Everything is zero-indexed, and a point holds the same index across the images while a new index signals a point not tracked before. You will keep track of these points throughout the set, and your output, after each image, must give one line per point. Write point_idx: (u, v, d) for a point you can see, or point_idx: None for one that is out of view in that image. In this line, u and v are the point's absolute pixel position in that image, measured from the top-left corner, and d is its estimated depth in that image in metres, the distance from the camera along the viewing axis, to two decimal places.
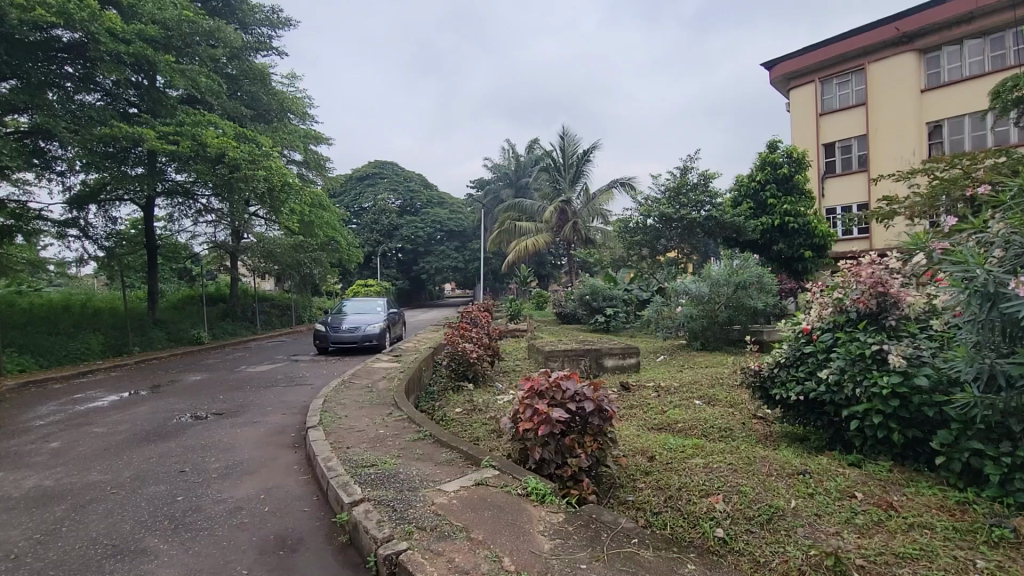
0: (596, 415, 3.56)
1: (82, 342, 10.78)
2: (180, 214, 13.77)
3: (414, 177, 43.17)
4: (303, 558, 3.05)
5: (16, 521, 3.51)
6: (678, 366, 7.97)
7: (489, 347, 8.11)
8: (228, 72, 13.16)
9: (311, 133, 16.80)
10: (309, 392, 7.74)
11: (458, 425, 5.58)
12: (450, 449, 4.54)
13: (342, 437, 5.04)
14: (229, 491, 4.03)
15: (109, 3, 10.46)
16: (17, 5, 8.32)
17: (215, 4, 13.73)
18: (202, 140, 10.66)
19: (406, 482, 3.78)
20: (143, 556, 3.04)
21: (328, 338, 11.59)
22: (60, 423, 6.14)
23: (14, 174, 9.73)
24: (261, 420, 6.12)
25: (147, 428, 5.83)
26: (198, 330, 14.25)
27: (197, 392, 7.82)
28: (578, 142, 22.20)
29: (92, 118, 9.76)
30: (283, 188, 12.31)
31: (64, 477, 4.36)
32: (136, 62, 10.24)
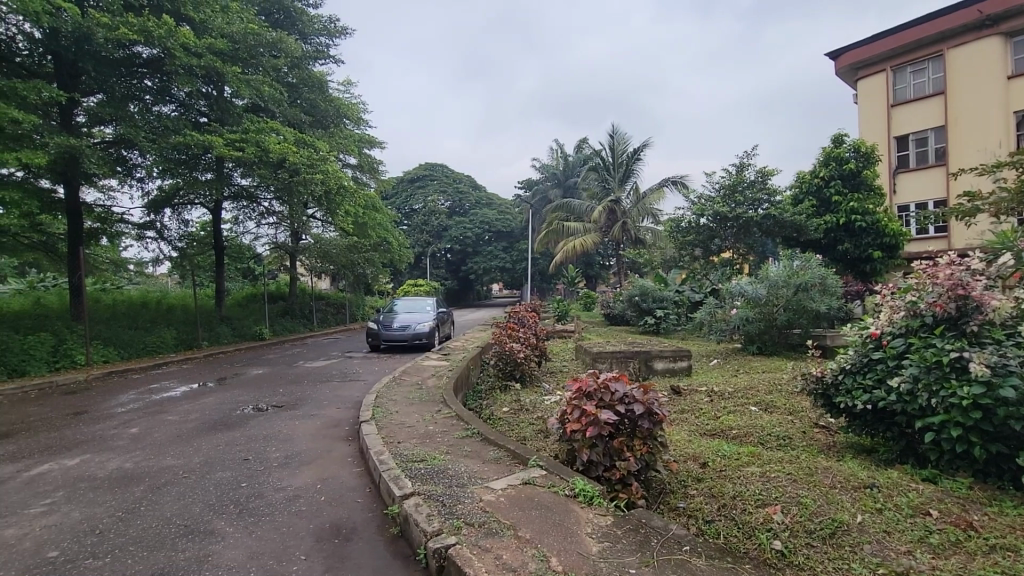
0: (646, 418, 3.49)
1: (159, 335, 11.62)
2: (245, 216, 14.54)
3: (462, 178, 43.75)
4: (357, 548, 3.15)
5: (101, 499, 3.81)
6: (732, 370, 7.68)
7: (537, 347, 8.11)
8: (288, 80, 13.77)
9: (366, 137, 17.35)
10: (362, 387, 7.99)
11: (505, 424, 5.60)
12: (498, 448, 4.57)
13: (393, 431, 5.19)
14: (288, 480, 4.22)
15: (183, 19, 11.14)
16: (105, 26, 9.05)
17: (277, 17, 14.45)
18: (265, 146, 11.25)
19: (455, 478, 3.84)
20: (211, 537, 3.24)
21: (379, 335, 11.93)
22: (139, 411, 6.63)
23: (101, 181, 10.59)
24: (317, 414, 6.38)
25: (214, 418, 6.20)
26: (260, 327, 15.03)
27: (259, 385, 8.26)
28: (627, 140, 21.84)
29: (168, 128, 10.47)
30: (339, 190, 12.77)
31: (142, 460, 4.70)
32: (207, 75, 10.90)
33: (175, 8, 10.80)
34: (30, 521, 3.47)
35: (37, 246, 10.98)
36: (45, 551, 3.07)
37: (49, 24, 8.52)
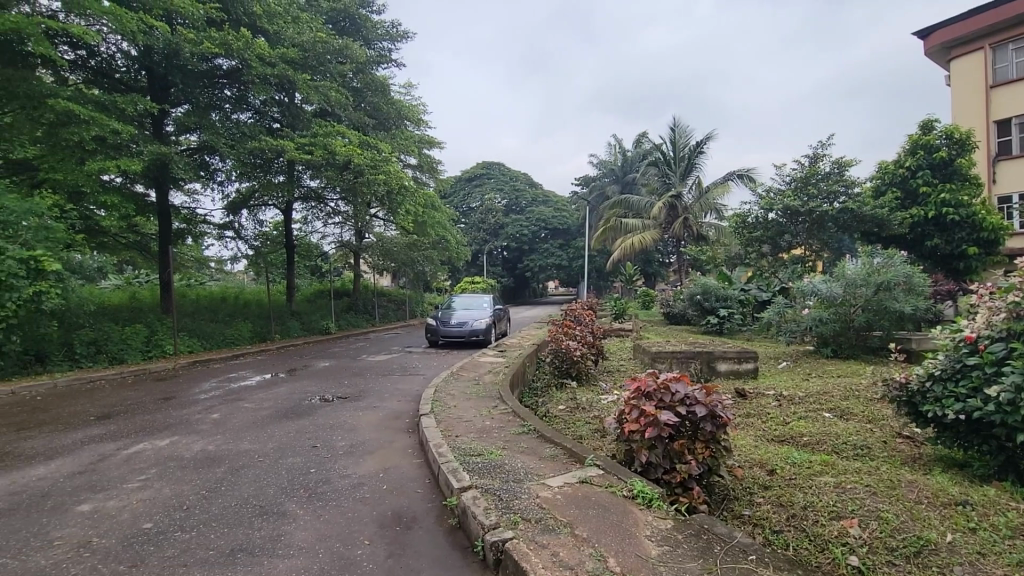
0: (709, 420, 3.37)
1: (236, 328, 12.47)
2: (313, 216, 15.28)
3: (519, 176, 43.93)
4: (417, 536, 3.25)
5: (188, 477, 4.15)
6: (803, 373, 7.26)
7: (593, 346, 8.02)
8: (353, 85, 14.34)
9: (426, 137, 17.76)
10: (421, 382, 8.21)
11: (562, 422, 5.58)
12: (554, 445, 4.56)
13: (452, 425, 5.30)
14: (352, 468, 4.41)
15: (259, 32, 11.87)
16: (191, 42, 9.76)
17: (344, 25, 15.07)
18: (333, 149, 11.79)
19: (511, 473, 3.87)
20: (284, 518, 3.45)
21: (438, 332, 12.18)
22: (219, 397, 7.15)
23: (186, 185, 11.44)
24: (379, 406, 6.62)
25: (286, 406, 6.59)
26: (327, 321, 15.78)
27: (326, 376, 8.69)
28: (689, 134, 21.22)
29: (245, 134, 11.18)
30: (400, 190, 13.13)
31: (222, 443, 5.07)
32: (280, 83, 11.56)
33: (252, 22, 11.51)
34: (128, 494, 3.82)
35: (132, 245, 12.05)
36: (142, 522, 3.37)
37: (144, 42, 9.30)
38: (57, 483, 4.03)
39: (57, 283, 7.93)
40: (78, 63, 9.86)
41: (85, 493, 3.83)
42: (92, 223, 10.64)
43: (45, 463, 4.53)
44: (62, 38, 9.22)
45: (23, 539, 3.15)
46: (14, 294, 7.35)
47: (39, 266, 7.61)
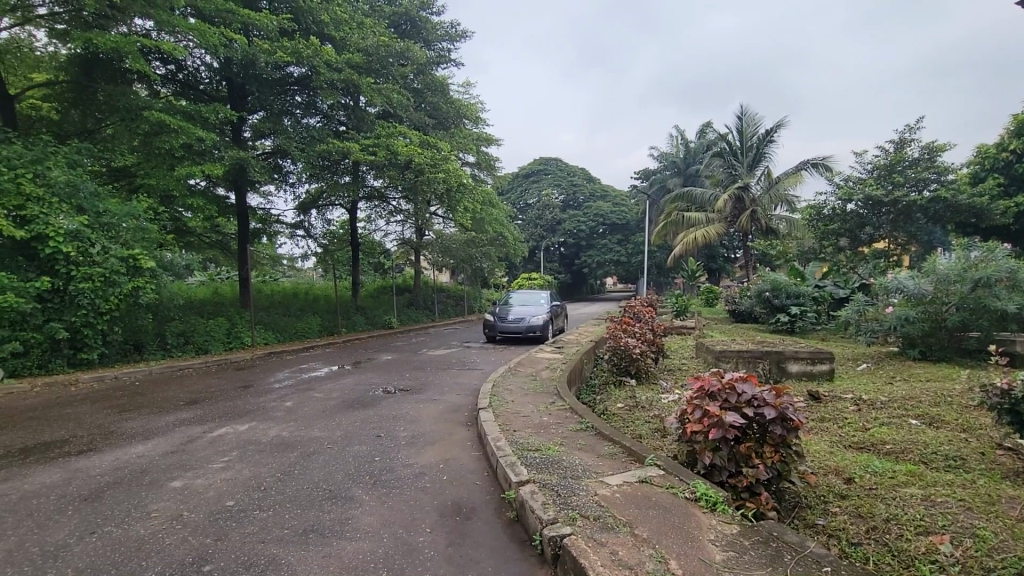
0: (779, 423, 3.20)
1: (307, 322, 13.18)
2: (376, 215, 15.86)
3: (577, 170, 43.49)
4: (477, 527, 3.30)
5: (266, 461, 4.44)
6: (885, 376, 6.74)
7: (654, 343, 7.82)
8: (414, 86, 14.70)
9: (483, 135, 17.93)
10: (480, 376, 8.35)
11: (620, 421, 5.48)
12: (612, 444, 4.49)
13: (510, 420, 5.35)
14: (414, 457, 4.55)
15: (326, 39, 12.44)
16: (266, 52, 10.34)
17: (405, 28, 15.51)
18: (394, 150, 12.13)
19: (569, 470, 3.85)
20: (351, 502, 3.61)
21: (495, 327, 12.31)
22: (292, 387, 7.60)
23: (262, 187, 12.18)
24: (439, 398, 6.79)
25: (352, 397, 6.90)
26: (389, 316, 16.37)
27: (389, 369, 9.02)
28: (758, 121, 20.18)
29: (314, 137, 11.78)
30: (459, 188, 13.33)
31: (295, 430, 5.39)
32: (346, 87, 12.04)
33: (320, 29, 12.09)
34: (212, 474, 4.13)
35: (215, 244, 12.99)
36: (225, 500, 3.64)
37: (225, 53, 9.96)
38: (153, 461, 4.44)
39: (152, 278, 8.70)
40: (168, 77, 10.73)
41: (176, 471, 4.19)
42: (180, 224, 11.56)
43: (143, 442, 4.99)
44: (154, 54, 10.07)
45: (126, 510, 3.48)
46: (116, 288, 8.12)
47: (137, 263, 8.37)
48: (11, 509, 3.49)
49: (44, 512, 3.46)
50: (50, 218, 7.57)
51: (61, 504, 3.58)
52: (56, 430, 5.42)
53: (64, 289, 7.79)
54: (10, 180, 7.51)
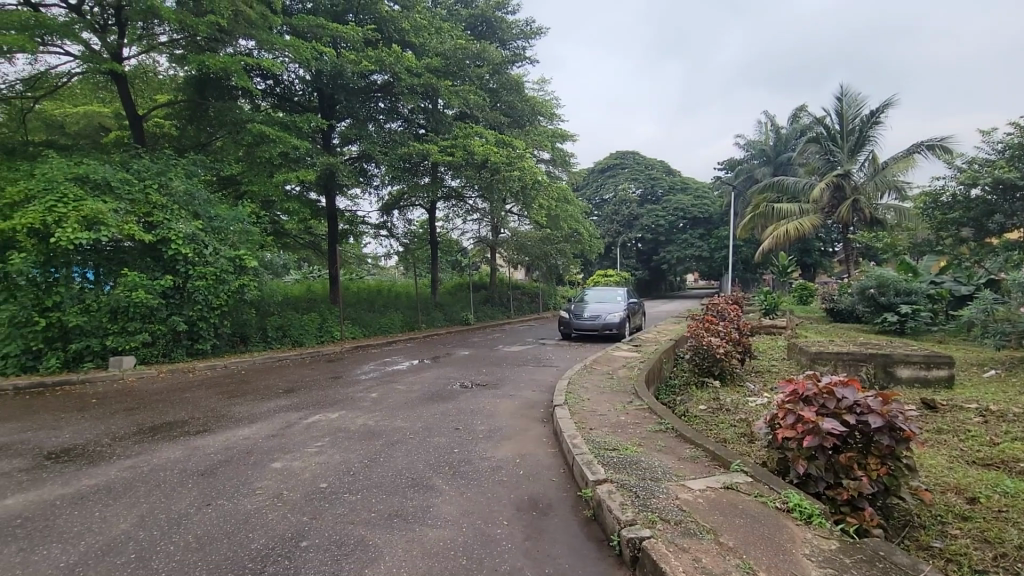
0: (886, 433, 2.92)
1: (390, 317, 13.87)
2: (454, 214, 16.28)
3: (656, 164, 42.09)
4: (554, 523, 3.30)
5: (354, 447, 4.71)
6: (1020, 386, 5.90)
7: (740, 343, 7.41)
8: (490, 86, 14.88)
9: (558, 131, 17.81)
10: (556, 373, 8.33)
11: (703, 423, 5.24)
12: (694, 446, 4.31)
13: (586, 418, 5.28)
14: (491, 451, 4.63)
15: (407, 46, 12.95)
16: (352, 62, 10.93)
17: (482, 29, 15.75)
18: (471, 149, 12.34)
19: (648, 471, 3.75)
20: (432, 491, 3.75)
21: (571, 325, 12.22)
22: (377, 379, 8.02)
23: (349, 190, 12.91)
24: (515, 394, 6.87)
25: (432, 390, 7.15)
26: (466, 313, 16.78)
27: (466, 364, 9.24)
28: (861, 102, 18.43)
29: (397, 141, 12.33)
30: (534, 185, 13.34)
31: (380, 419, 5.68)
32: (425, 91, 12.46)
33: (401, 37, 12.61)
34: (307, 457, 4.46)
35: (308, 244, 13.95)
36: (319, 481, 3.92)
37: (316, 66, 10.65)
38: (257, 442, 4.87)
39: (254, 277, 9.54)
40: (267, 91, 11.72)
41: (277, 453, 4.57)
42: (278, 227, 12.55)
43: (249, 425, 5.49)
44: (256, 71, 11.04)
45: (236, 486, 3.85)
46: (225, 286, 9.02)
47: (243, 263, 9.21)
48: (143, 479, 3.98)
49: (168, 484, 3.90)
50: (171, 223, 8.47)
51: (183, 477, 4.02)
52: (178, 411, 6.10)
53: (183, 287, 8.74)
54: (139, 190, 8.52)
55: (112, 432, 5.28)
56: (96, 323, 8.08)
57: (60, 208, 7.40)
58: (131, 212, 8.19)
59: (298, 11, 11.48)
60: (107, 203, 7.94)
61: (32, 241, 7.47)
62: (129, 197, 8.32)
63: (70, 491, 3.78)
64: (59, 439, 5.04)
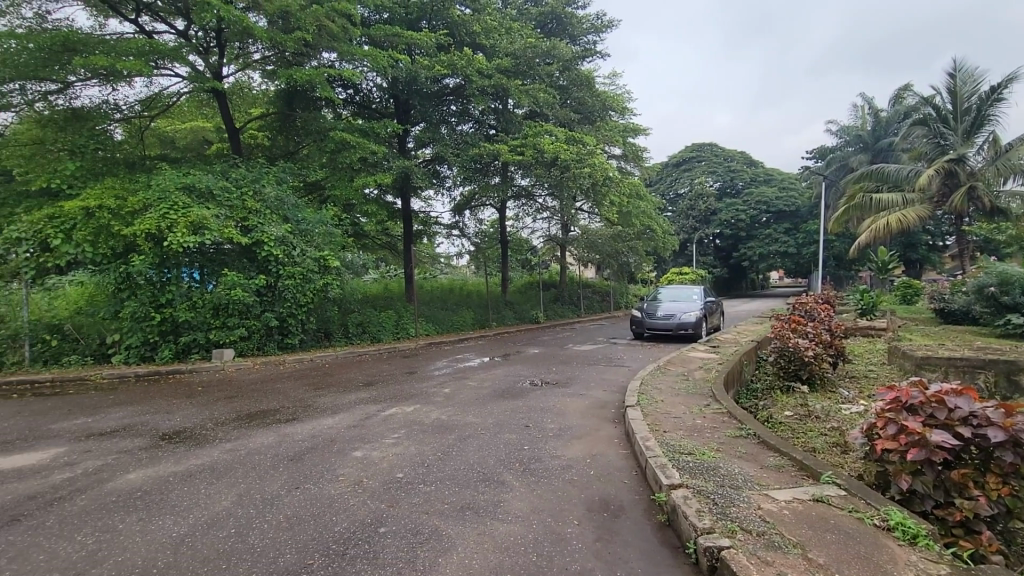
0: (1009, 449, 2.59)
1: (462, 315, 14.22)
2: (524, 213, 16.35)
3: (735, 155, 39.95)
4: (625, 525, 3.22)
5: (428, 440, 4.86)
6: None
7: (831, 345, 6.85)
8: (560, 83, 14.77)
9: (630, 125, 17.37)
10: (628, 373, 8.14)
11: (789, 431, 4.90)
12: (779, 455, 4.04)
13: (660, 420, 5.11)
14: (561, 450, 4.60)
15: (478, 48, 13.18)
16: (426, 67, 11.27)
17: (551, 27, 15.70)
18: (541, 147, 12.33)
19: (727, 478, 3.55)
20: (503, 486, 3.79)
21: (644, 324, 11.89)
22: (449, 375, 8.24)
23: (423, 192, 13.33)
24: (586, 393, 6.78)
25: (502, 387, 7.23)
26: (536, 311, 16.83)
27: (536, 362, 9.26)
28: (978, 78, 16.51)
29: (468, 143, 12.63)
30: (605, 181, 13.08)
31: (452, 414, 5.82)
32: (496, 91, 12.63)
33: (472, 40, 12.87)
34: (385, 448, 4.66)
35: (385, 245, 14.59)
36: (396, 471, 4.08)
37: (392, 74, 11.09)
38: (339, 432, 5.16)
39: (337, 276, 10.13)
40: (348, 100, 12.41)
41: (357, 443, 4.82)
42: (358, 229, 13.20)
43: (332, 416, 5.82)
44: (338, 81, 11.73)
45: (321, 472, 4.09)
46: (311, 285, 9.65)
47: (327, 263, 9.81)
48: (241, 461, 4.34)
49: (262, 467, 4.22)
50: (264, 226, 9.17)
51: (276, 461, 4.35)
52: (271, 400, 6.60)
53: (274, 285, 9.46)
54: (237, 197, 9.32)
55: (215, 417, 5.81)
56: (201, 319, 8.94)
57: (171, 214, 8.25)
58: (230, 217, 8.95)
59: (375, 21, 12.02)
60: (210, 209, 8.74)
61: (149, 245, 8.35)
62: (228, 203, 9.12)
63: (181, 468, 4.20)
64: (172, 422, 5.62)
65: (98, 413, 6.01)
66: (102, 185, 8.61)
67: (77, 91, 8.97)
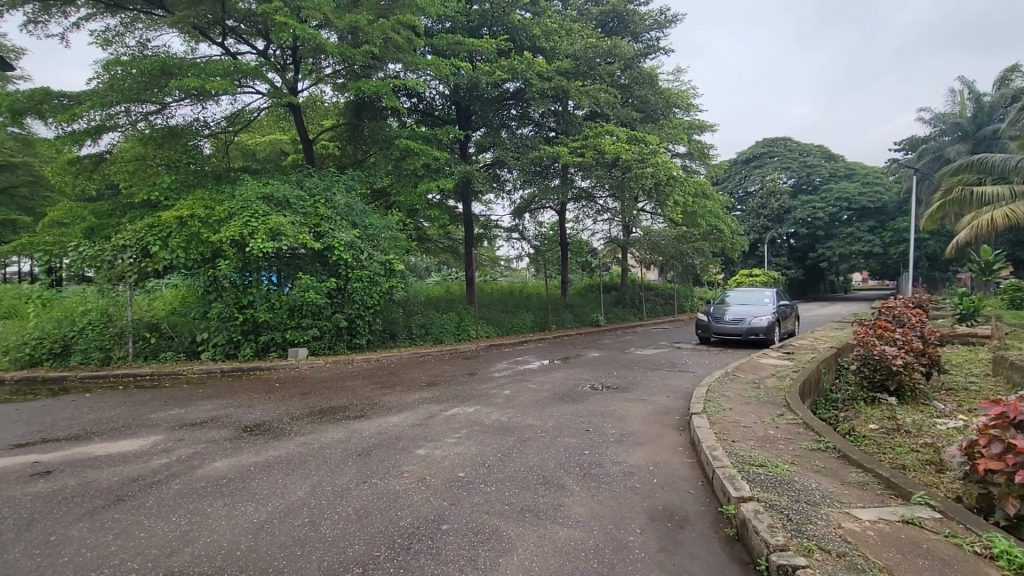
0: None
1: (521, 318, 14.27)
2: (584, 215, 16.16)
3: (812, 149, 37.60)
4: (691, 537, 3.08)
5: (488, 441, 4.90)
6: None
7: (924, 354, 6.26)
8: (621, 82, 14.49)
9: (695, 122, 16.76)
10: (693, 379, 7.83)
11: (875, 445, 4.52)
12: (862, 471, 3.74)
13: (728, 429, 4.88)
14: (623, 456, 4.49)
15: (538, 51, 13.22)
16: (487, 73, 11.44)
17: (613, 25, 15.46)
18: (602, 148, 12.14)
19: (804, 493, 3.32)
20: (563, 490, 3.75)
21: (710, 328, 11.41)
22: (509, 377, 8.29)
23: (483, 196, 13.49)
24: (649, 399, 6.59)
25: (562, 390, 7.18)
26: (597, 314, 16.59)
27: (597, 366, 9.11)
28: None
29: (528, 146, 12.68)
30: (669, 181, 12.66)
31: (512, 416, 5.84)
32: (556, 94, 12.61)
33: (532, 44, 12.93)
34: (447, 447, 4.75)
35: (447, 248, 14.90)
36: (458, 471, 4.14)
37: (454, 81, 11.36)
38: (404, 430, 5.32)
39: (401, 279, 10.48)
40: (413, 109, 12.83)
41: (421, 441, 4.94)
42: (422, 233, 13.56)
43: (397, 414, 6.01)
44: (403, 91, 12.17)
45: (386, 468, 4.23)
46: (378, 287, 10.05)
47: (392, 267, 10.18)
48: (313, 455, 4.57)
49: (333, 460, 4.43)
50: (335, 232, 9.61)
51: (345, 455, 4.54)
52: (340, 397, 6.91)
53: (344, 288, 9.92)
54: (311, 205, 9.86)
55: (290, 412, 6.15)
56: (279, 319, 9.54)
57: (252, 222, 8.82)
58: (304, 224, 9.46)
59: (438, 31, 12.37)
60: (286, 217, 9.29)
61: (233, 251, 8.97)
62: (303, 211, 9.67)
63: (261, 459, 4.48)
64: (252, 415, 6.01)
65: (190, 405, 6.55)
66: (193, 196, 9.35)
67: (171, 110, 9.83)
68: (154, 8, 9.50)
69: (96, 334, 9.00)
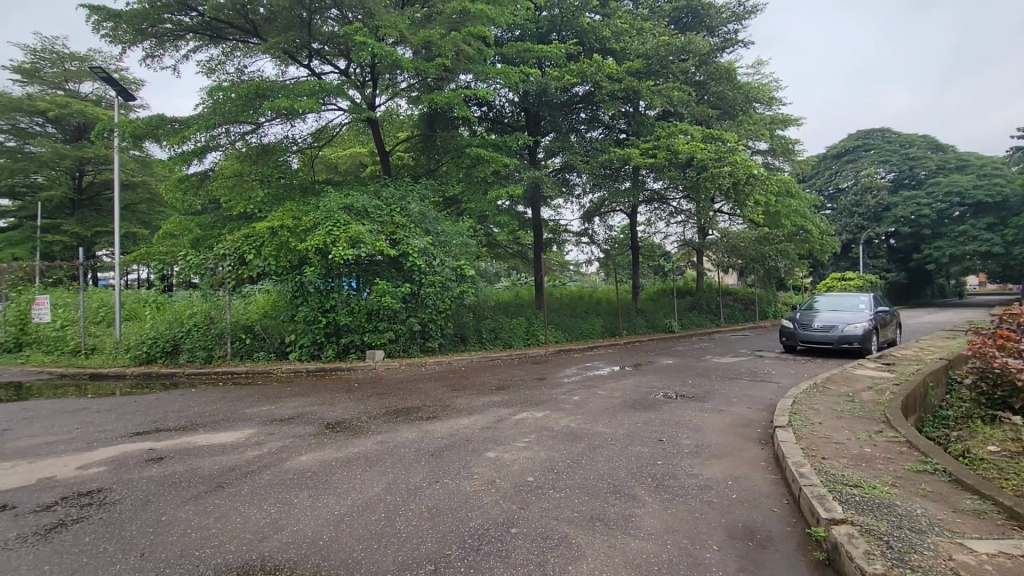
0: None
1: (591, 323, 14.05)
2: (656, 218, 15.68)
3: (914, 140, 34.34)
4: (774, 558, 2.87)
5: (557, 447, 4.86)
6: None
7: None
8: (696, 79, 13.95)
9: (778, 117, 15.82)
10: (777, 390, 7.33)
11: (994, 470, 4.01)
12: (978, 497, 3.32)
13: (817, 445, 4.51)
14: (699, 468, 4.28)
15: (607, 53, 13.06)
16: (556, 78, 11.49)
17: (687, 20, 14.96)
18: (675, 148, 11.76)
19: (907, 519, 3.00)
20: (634, 500, 3.63)
21: (796, 335, 10.64)
22: (579, 382, 8.17)
23: (552, 201, 13.44)
24: (727, 409, 6.25)
25: (634, 398, 6.97)
26: (670, 320, 15.99)
27: (670, 374, 8.77)
28: None
29: (598, 149, 12.51)
30: (748, 180, 12.01)
31: (581, 423, 5.75)
32: (627, 95, 12.36)
33: (602, 45, 12.79)
34: (516, 451, 4.76)
35: (516, 253, 15.01)
36: (526, 475, 4.13)
37: (523, 88, 11.47)
38: (473, 433, 5.39)
39: (471, 284, 10.73)
40: (483, 117, 13.11)
41: (490, 444, 4.99)
42: (492, 239, 13.77)
43: (467, 416, 6.11)
44: (473, 101, 12.48)
45: (457, 469, 4.31)
46: (449, 292, 10.36)
47: (463, 272, 10.44)
48: (389, 453, 4.75)
49: (406, 459, 4.58)
50: (410, 239, 9.98)
51: (418, 455, 4.68)
52: (414, 399, 7.14)
53: (417, 293, 10.29)
54: (387, 214, 10.32)
55: (367, 412, 6.45)
56: (357, 322, 10.07)
57: (335, 231, 9.36)
58: (381, 232, 9.91)
59: (507, 40, 12.57)
60: (365, 225, 9.78)
61: (317, 258, 9.59)
62: (380, 220, 10.13)
63: (341, 455, 4.73)
64: (334, 413, 6.37)
65: (279, 402, 7.04)
66: (283, 208, 10.08)
67: (264, 130, 10.70)
68: (250, 37, 10.43)
69: (201, 335, 9.94)
